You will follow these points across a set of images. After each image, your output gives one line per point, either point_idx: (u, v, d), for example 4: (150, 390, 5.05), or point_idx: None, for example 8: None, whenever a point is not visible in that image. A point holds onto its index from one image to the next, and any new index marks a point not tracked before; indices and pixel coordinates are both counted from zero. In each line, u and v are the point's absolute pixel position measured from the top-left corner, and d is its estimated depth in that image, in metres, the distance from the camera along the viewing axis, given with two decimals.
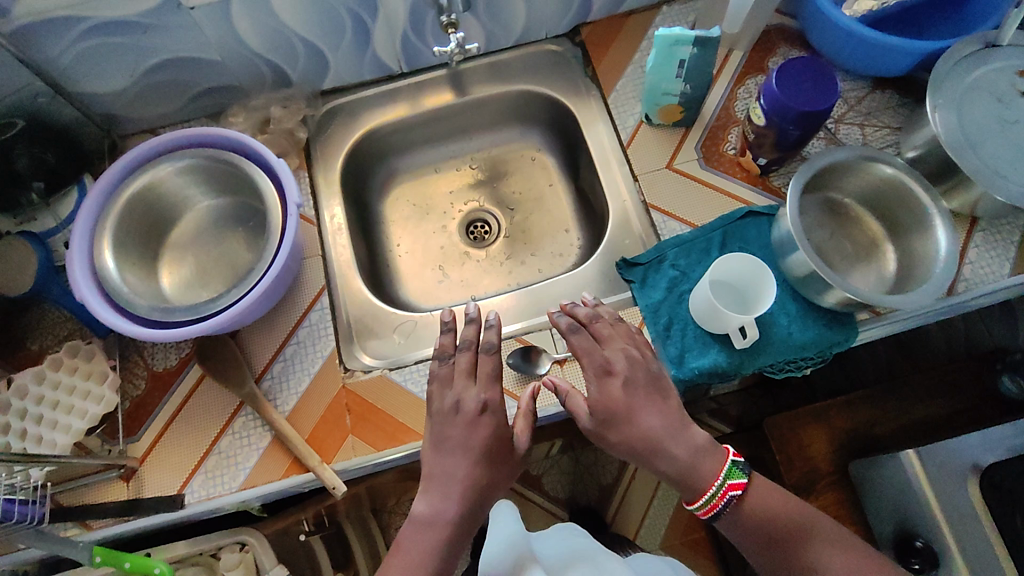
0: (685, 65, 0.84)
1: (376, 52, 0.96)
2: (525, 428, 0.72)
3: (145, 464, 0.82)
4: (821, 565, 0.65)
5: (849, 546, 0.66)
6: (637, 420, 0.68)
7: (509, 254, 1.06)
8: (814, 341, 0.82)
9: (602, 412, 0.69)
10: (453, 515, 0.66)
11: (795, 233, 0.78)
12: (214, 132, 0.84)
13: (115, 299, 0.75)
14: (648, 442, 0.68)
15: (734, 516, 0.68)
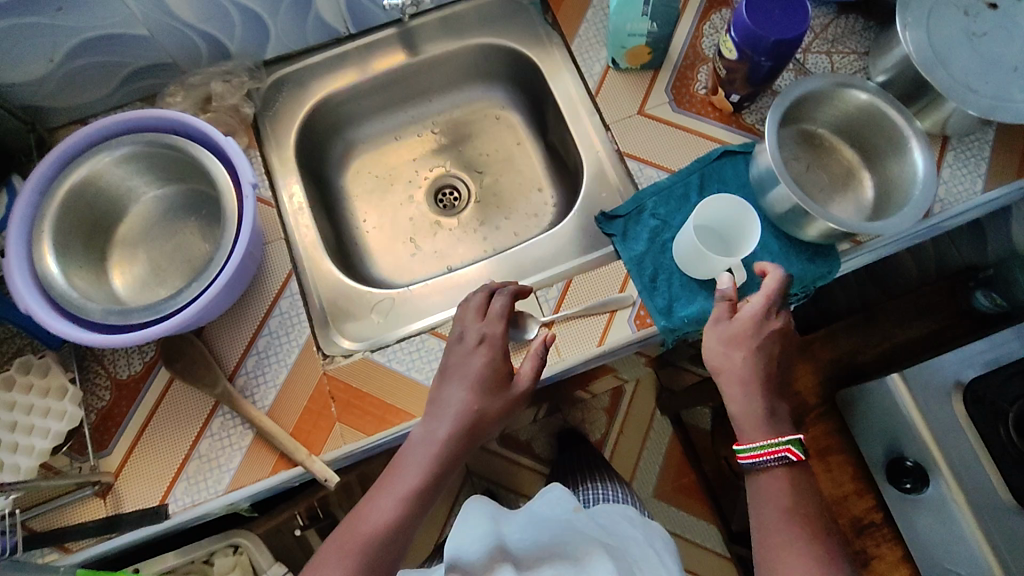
0: (649, 2, 0.80)
1: (318, 14, 0.89)
2: (531, 372, 0.71)
3: (122, 478, 0.78)
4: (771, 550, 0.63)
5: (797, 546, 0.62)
6: (744, 360, 0.67)
7: (482, 219, 1.02)
8: (800, 276, 0.80)
9: (730, 340, 0.68)
10: (438, 465, 0.66)
11: (774, 168, 0.75)
12: (151, 113, 0.76)
13: (65, 306, 0.69)
14: (730, 372, 0.67)
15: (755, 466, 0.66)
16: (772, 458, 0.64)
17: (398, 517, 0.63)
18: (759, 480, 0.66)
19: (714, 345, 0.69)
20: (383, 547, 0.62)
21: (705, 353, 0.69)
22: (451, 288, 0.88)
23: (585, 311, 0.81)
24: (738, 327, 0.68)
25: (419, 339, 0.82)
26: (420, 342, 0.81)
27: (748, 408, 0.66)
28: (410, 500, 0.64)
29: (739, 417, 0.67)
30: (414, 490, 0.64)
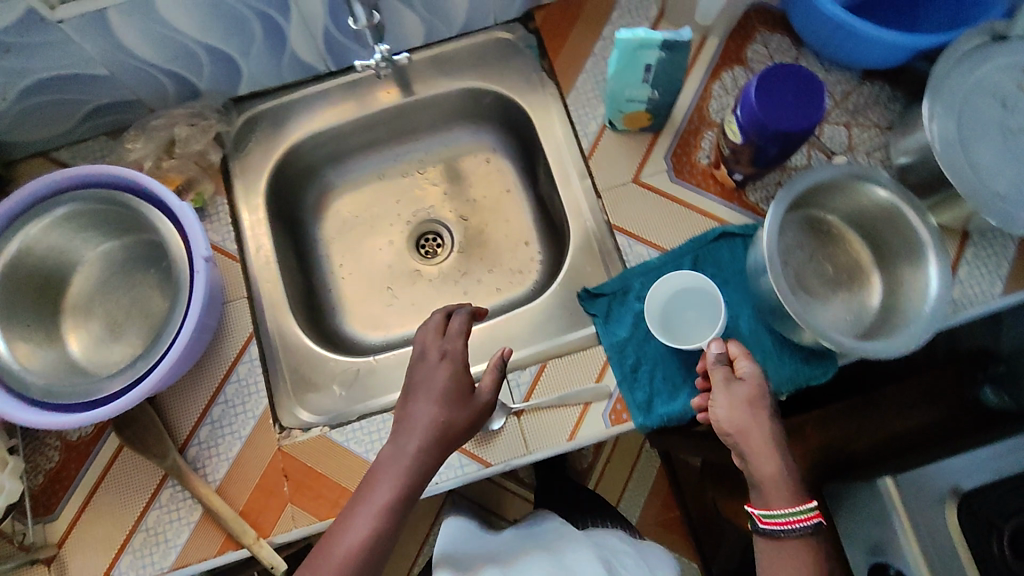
0: (651, 69, 0.72)
1: (295, 53, 0.83)
2: (491, 385, 0.65)
3: (66, 547, 0.75)
4: None
5: None
6: (763, 417, 0.60)
7: (464, 271, 0.96)
8: (790, 379, 0.74)
9: (749, 400, 0.61)
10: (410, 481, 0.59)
11: (770, 263, 0.68)
12: (107, 171, 0.72)
13: (5, 379, 0.67)
14: (755, 433, 0.59)
15: (781, 540, 0.57)
16: (805, 527, 0.56)
17: (371, 543, 0.56)
18: (785, 563, 0.56)
19: (727, 404, 0.61)
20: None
21: (722, 415, 0.61)
22: None
23: (559, 402, 0.75)
24: (753, 387, 0.62)
25: (380, 419, 0.77)
26: (382, 422, 0.77)
27: (780, 471, 0.57)
28: (383, 522, 0.57)
29: (761, 478, 0.58)
30: (386, 511, 0.57)
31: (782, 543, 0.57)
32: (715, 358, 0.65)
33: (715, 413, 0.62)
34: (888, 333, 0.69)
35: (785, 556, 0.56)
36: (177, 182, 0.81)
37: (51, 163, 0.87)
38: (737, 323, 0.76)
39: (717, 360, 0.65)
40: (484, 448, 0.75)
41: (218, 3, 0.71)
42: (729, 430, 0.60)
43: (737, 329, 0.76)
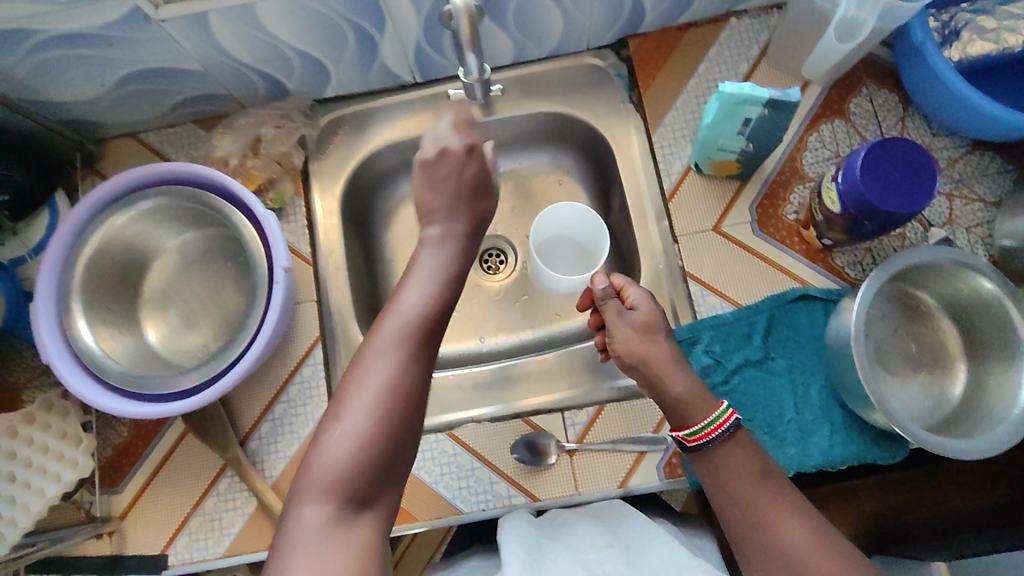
0: (750, 124, 0.70)
1: (385, 63, 0.82)
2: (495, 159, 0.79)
3: (127, 520, 0.79)
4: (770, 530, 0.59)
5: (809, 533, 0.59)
6: (663, 341, 0.70)
7: (523, 292, 0.95)
8: (857, 456, 0.74)
9: (644, 328, 0.70)
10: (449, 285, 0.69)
11: (854, 342, 0.67)
12: (197, 168, 0.73)
13: (86, 363, 0.70)
14: (659, 358, 0.69)
15: (711, 452, 0.64)
16: (727, 429, 0.64)
17: (431, 304, 0.66)
18: (729, 471, 0.63)
19: (628, 336, 0.70)
20: (424, 340, 0.64)
21: (621, 346, 0.70)
22: (480, 381, 0.84)
23: (611, 447, 0.76)
24: (643, 315, 0.70)
25: (432, 440, 0.79)
26: (435, 443, 0.79)
27: (688, 388, 0.67)
28: (436, 304, 0.67)
29: (686, 399, 0.67)
30: (436, 299, 0.67)
31: (716, 454, 0.64)
32: (604, 294, 0.73)
33: (618, 347, 0.71)
34: (971, 431, 0.67)
35: (723, 464, 0.64)
36: (258, 181, 0.83)
37: (139, 145, 0.88)
38: (808, 390, 0.76)
39: (607, 294, 0.73)
40: (532, 482, 0.76)
41: (317, 14, 0.70)
42: (637, 362, 0.69)
43: (807, 397, 0.76)
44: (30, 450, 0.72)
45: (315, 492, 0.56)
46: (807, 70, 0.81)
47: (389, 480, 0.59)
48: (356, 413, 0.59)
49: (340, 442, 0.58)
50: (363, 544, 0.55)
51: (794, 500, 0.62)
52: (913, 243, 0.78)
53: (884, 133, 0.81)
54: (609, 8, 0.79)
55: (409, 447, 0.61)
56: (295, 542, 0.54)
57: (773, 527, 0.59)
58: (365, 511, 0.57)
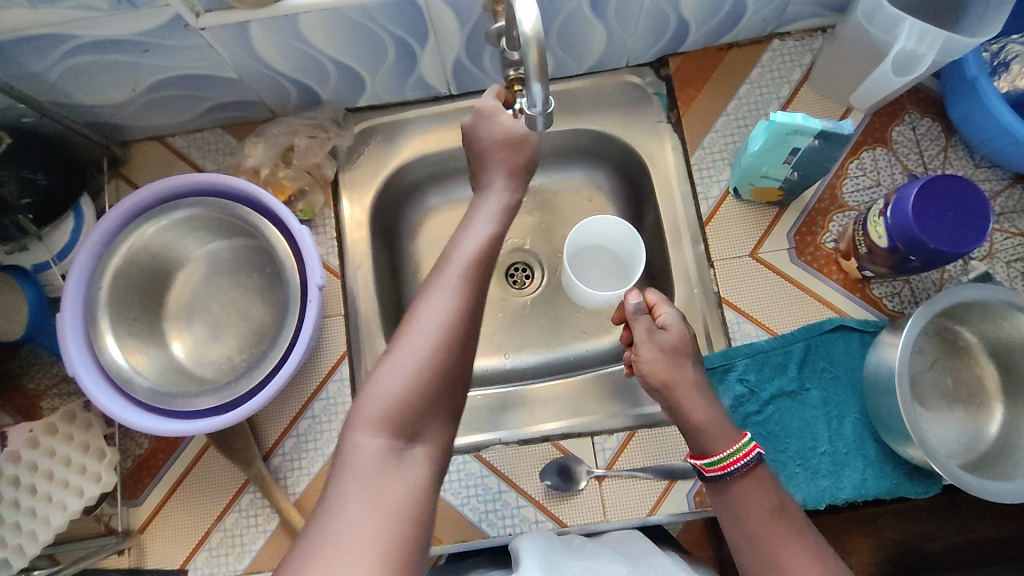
0: (797, 153, 0.69)
1: (422, 75, 0.81)
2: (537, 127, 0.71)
3: (147, 534, 0.76)
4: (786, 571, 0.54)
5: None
6: (691, 369, 0.63)
7: (551, 309, 0.93)
8: (890, 491, 0.72)
9: (672, 352, 0.64)
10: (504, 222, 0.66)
11: (898, 374, 0.65)
12: (231, 180, 0.72)
13: (116, 379, 0.69)
14: (684, 384, 0.62)
15: (728, 485, 0.59)
16: (750, 463, 0.58)
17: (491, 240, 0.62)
18: (743, 505, 0.58)
19: (654, 358, 0.64)
20: (484, 278, 0.61)
21: (646, 368, 0.64)
22: (508, 401, 0.82)
23: (641, 474, 0.75)
24: (674, 338, 0.64)
25: (461, 460, 0.78)
26: (462, 464, 0.78)
27: (710, 420, 0.61)
28: (495, 240, 0.64)
29: (706, 429, 0.61)
30: (494, 235, 0.64)
31: (731, 488, 0.59)
32: (635, 309, 0.67)
33: (641, 367, 0.64)
34: (1011, 473, 0.66)
35: (738, 498, 0.58)
36: (289, 192, 0.82)
37: (165, 149, 0.86)
38: (842, 422, 0.74)
39: (639, 312, 0.67)
40: (560, 507, 0.75)
41: (359, 26, 0.69)
42: (658, 384, 0.63)
43: (841, 429, 0.74)
44: (52, 462, 0.71)
45: (373, 419, 0.52)
46: (855, 99, 0.80)
47: (444, 413, 0.56)
48: (417, 343, 0.55)
49: (401, 368, 0.54)
50: (421, 477, 0.51)
51: (813, 542, 0.56)
52: (953, 277, 0.77)
53: (926, 163, 0.80)
54: (653, 27, 0.78)
55: (465, 386, 0.57)
56: (354, 470, 0.50)
57: (787, 569, 0.54)
58: (418, 445, 0.53)
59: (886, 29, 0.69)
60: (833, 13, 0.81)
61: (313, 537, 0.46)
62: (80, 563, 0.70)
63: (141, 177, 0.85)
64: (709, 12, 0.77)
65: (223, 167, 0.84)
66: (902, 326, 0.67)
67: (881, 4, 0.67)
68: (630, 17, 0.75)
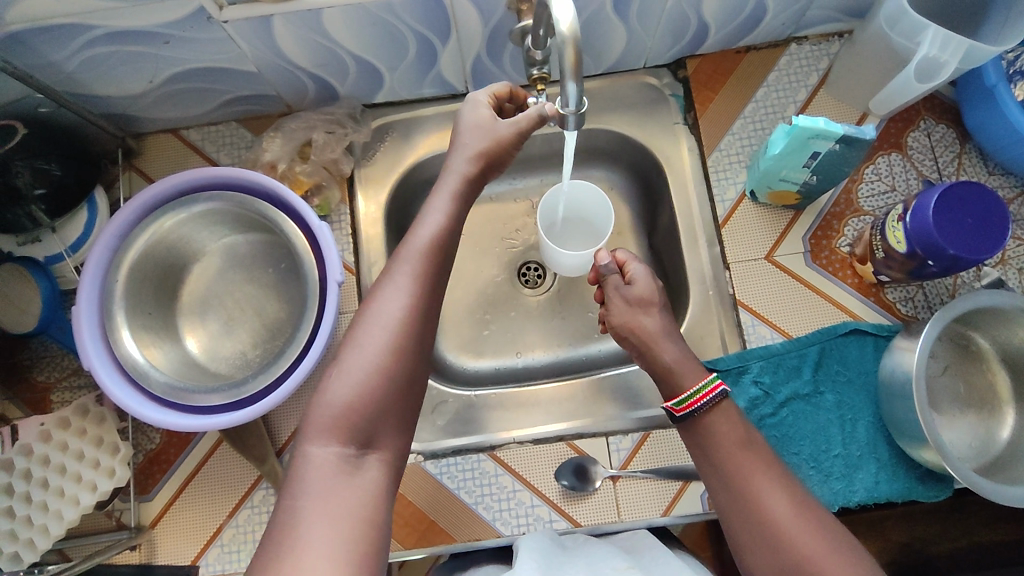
0: (817, 157, 0.69)
1: (441, 72, 0.81)
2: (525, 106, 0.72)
3: (158, 528, 0.76)
4: (763, 503, 0.57)
5: (810, 523, 0.56)
6: (657, 316, 0.68)
7: (563, 308, 0.93)
8: (903, 494, 0.73)
9: (637, 302, 0.69)
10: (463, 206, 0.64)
11: (915, 377, 0.65)
12: (251, 174, 0.72)
13: (131, 373, 0.68)
14: (652, 331, 0.67)
15: (698, 420, 0.63)
16: (716, 398, 0.62)
17: (446, 227, 0.60)
18: (718, 444, 0.61)
19: (622, 310, 0.69)
20: (438, 267, 0.59)
21: (616, 320, 0.69)
22: (522, 400, 0.82)
23: (656, 475, 0.75)
24: (639, 290, 0.69)
25: (476, 459, 0.78)
26: (476, 463, 0.78)
27: (678, 358, 0.65)
28: (452, 229, 0.61)
29: (674, 368, 0.65)
30: (447, 222, 0.62)
31: (702, 423, 0.62)
32: (606, 269, 0.72)
33: (612, 320, 0.70)
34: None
35: (709, 433, 0.62)
36: (305, 187, 0.82)
37: (180, 142, 0.85)
38: (856, 426, 0.74)
39: (609, 270, 0.72)
40: (575, 506, 0.75)
41: (382, 22, 0.69)
42: (628, 334, 0.68)
43: (854, 432, 0.74)
44: (64, 456, 0.70)
45: (326, 429, 0.52)
46: (873, 105, 0.80)
47: (398, 417, 0.55)
48: (370, 346, 0.54)
49: (353, 375, 0.54)
50: (376, 484, 0.52)
51: (782, 472, 0.59)
52: (966, 284, 0.78)
53: (940, 169, 0.80)
54: (673, 28, 0.78)
55: (422, 387, 0.57)
56: (308, 482, 0.50)
57: (759, 499, 0.57)
58: (372, 452, 0.53)
59: (909, 36, 0.70)
60: (851, 18, 0.81)
61: (272, 550, 0.46)
62: (92, 558, 0.69)
63: (154, 170, 0.84)
64: (730, 15, 0.77)
65: (238, 161, 0.84)
66: (918, 330, 0.68)
67: (906, 11, 0.68)
68: (651, 19, 0.75)
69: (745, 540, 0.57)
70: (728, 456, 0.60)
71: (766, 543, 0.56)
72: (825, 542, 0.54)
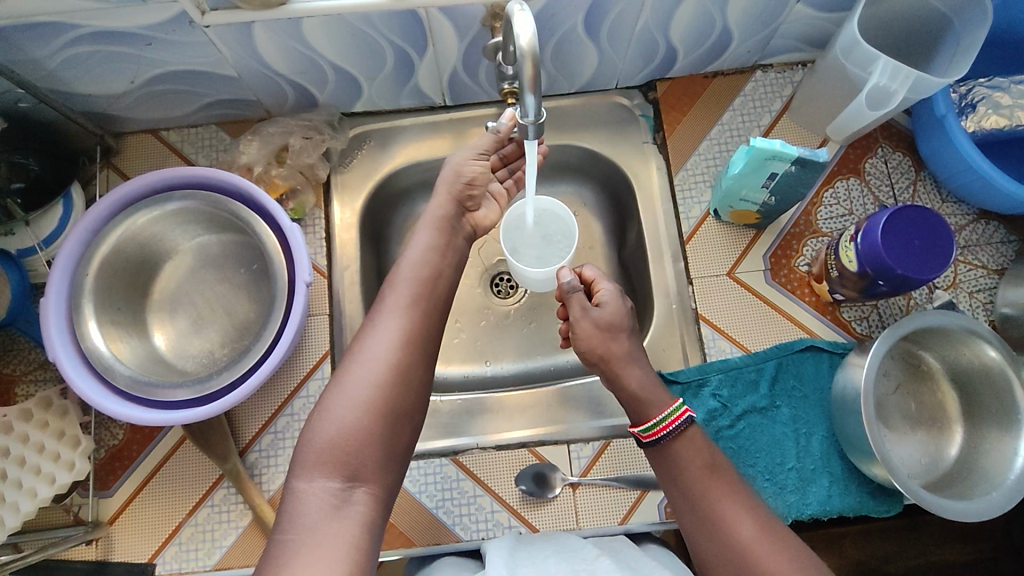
0: (775, 178, 0.72)
1: (419, 83, 0.83)
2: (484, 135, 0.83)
3: (117, 525, 0.75)
4: (730, 525, 0.58)
5: (774, 537, 0.58)
6: (624, 340, 0.69)
7: (531, 319, 0.94)
8: (854, 509, 0.74)
9: (607, 327, 0.68)
10: (439, 258, 0.71)
11: (863, 391, 0.67)
12: (227, 176, 0.74)
13: (97, 367, 0.69)
14: (619, 356, 0.68)
15: (665, 447, 0.63)
16: (682, 425, 0.63)
17: (422, 274, 0.68)
18: (683, 466, 0.62)
19: (590, 334, 0.68)
20: (418, 302, 0.66)
21: (583, 345, 0.69)
22: (487, 406, 0.84)
23: (615, 483, 0.77)
24: (609, 314, 0.69)
25: (440, 463, 0.79)
26: (439, 467, 0.79)
27: (639, 371, 0.67)
28: (428, 278, 0.68)
29: (641, 395, 0.66)
30: (419, 265, 0.69)
31: (670, 449, 0.63)
32: (571, 286, 0.71)
33: (579, 343, 0.69)
34: (969, 493, 0.68)
35: (675, 460, 0.63)
36: (281, 190, 0.83)
37: (159, 142, 0.86)
38: (810, 440, 0.76)
39: (574, 287, 0.71)
40: (534, 513, 0.76)
41: (361, 33, 0.71)
42: (596, 359, 0.68)
43: (808, 446, 0.76)
44: (25, 448, 0.70)
45: (314, 465, 0.56)
46: (831, 131, 0.84)
47: (384, 455, 0.59)
48: (355, 387, 0.60)
49: (338, 415, 0.58)
50: (361, 515, 0.55)
51: (742, 490, 0.61)
52: (919, 304, 0.81)
53: (896, 195, 0.84)
54: (643, 51, 0.81)
55: (408, 428, 0.61)
56: (299, 516, 0.54)
57: (725, 521, 0.59)
58: (360, 486, 0.57)
59: (862, 66, 0.73)
60: (812, 48, 0.85)
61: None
62: (45, 552, 0.69)
63: (132, 168, 0.86)
64: (697, 40, 0.80)
65: (216, 163, 0.86)
66: (867, 347, 0.69)
67: (858, 41, 0.71)
68: (622, 41, 0.78)
69: (713, 561, 0.58)
70: (696, 481, 0.61)
71: (735, 566, 0.57)
72: (787, 560, 0.56)
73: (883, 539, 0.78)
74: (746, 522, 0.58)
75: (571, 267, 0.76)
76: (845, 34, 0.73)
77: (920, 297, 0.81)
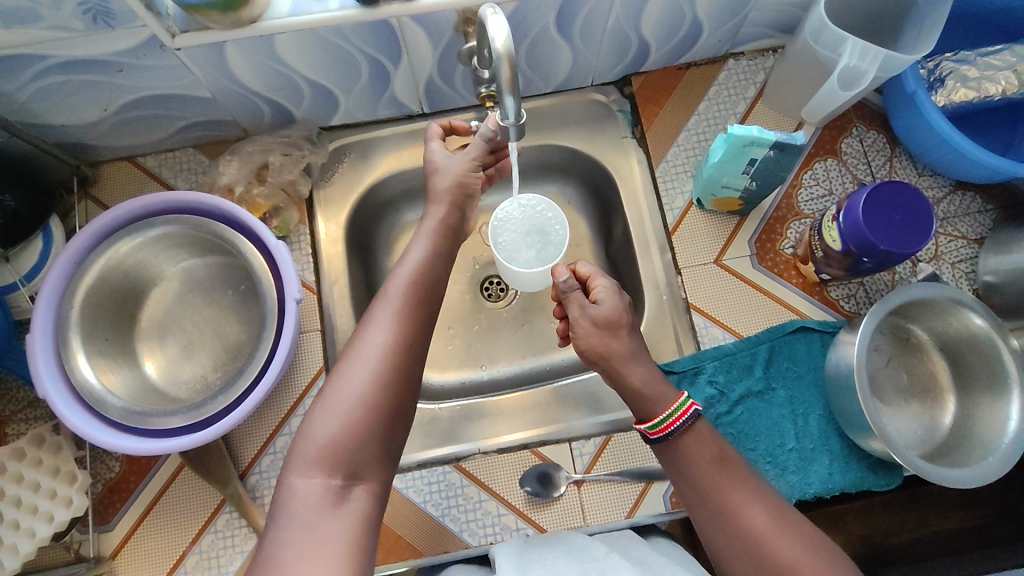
0: (754, 164, 0.73)
1: (396, 92, 0.83)
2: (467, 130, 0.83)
3: (119, 558, 0.74)
4: (741, 513, 0.59)
5: (787, 524, 0.58)
6: (622, 335, 0.69)
7: (525, 320, 0.95)
8: (856, 485, 0.75)
9: (602, 323, 0.69)
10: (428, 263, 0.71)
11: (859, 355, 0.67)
12: (209, 198, 0.73)
13: (88, 400, 0.68)
14: (617, 352, 0.68)
15: (672, 444, 0.63)
16: (688, 420, 0.63)
17: (416, 271, 0.68)
18: (688, 458, 0.62)
19: (589, 332, 0.69)
20: (414, 296, 0.66)
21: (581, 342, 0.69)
22: (485, 410, 0.83)
23: (619, 477, 0.77)
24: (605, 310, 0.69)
25: (443, 471, 0.78)
26: (442, 475, 0.78)
27: (636, 364, 0.67)
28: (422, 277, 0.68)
29: (641, 390, 0.66)
30: (410, 264, 0.68)
31: (677, 445, 0.63)
32: (567, 286, 0.72)
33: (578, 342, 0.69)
34: (965, 460, 0.69)
35: (681, 453, 0.63)
36: (263, 209, 0.83)
37: (136, 169, 0.86)
38: (808, 420, 0.77)
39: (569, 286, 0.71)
40: (540, 513, 0.76)
41: (334, 46, 0.71)
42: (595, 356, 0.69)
43: (806, 426, 0.77)
44: (20, 488, 0.69)
45: (312, 459, 0.56)
46: (806, 113, 0.85)
47: (381, 449, 0.58)
48: (353, 382, 0.59)
49: (335, 410, 0.58)
50: (358, 511, 0.55)
51: (743, 474, 0.61)
52: (904, 278, 0.82)
53: (873, 172, 0.85)
54: (616, 47, 0.82)
55: (405, 422, 0.61)
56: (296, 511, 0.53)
57: (736, 511, 0.59)
58: (357, 482, 0.56)
59: (831, 47, 0.74)
60: (782, 34, 0.86)
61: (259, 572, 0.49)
62: None
63: (110, 197, 0.85)
64: (669, 33, 0.81)
65: (196, 186, 0.85)
66: (856, 324, 0.70)
67: (826, 24, 0.72)
68: (595, 39, 0.79)
69: (726, 549, 0.58)
70: (703, 472, 0.61)
71: (748, 554, 0.57)
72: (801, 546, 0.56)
73: (884, 514, 0.79)
74: (756, 510, 0.59)
75: (564, 264, 0.75)
76: (813, 17, 0.74)
77: (904, 271, 0.82)
